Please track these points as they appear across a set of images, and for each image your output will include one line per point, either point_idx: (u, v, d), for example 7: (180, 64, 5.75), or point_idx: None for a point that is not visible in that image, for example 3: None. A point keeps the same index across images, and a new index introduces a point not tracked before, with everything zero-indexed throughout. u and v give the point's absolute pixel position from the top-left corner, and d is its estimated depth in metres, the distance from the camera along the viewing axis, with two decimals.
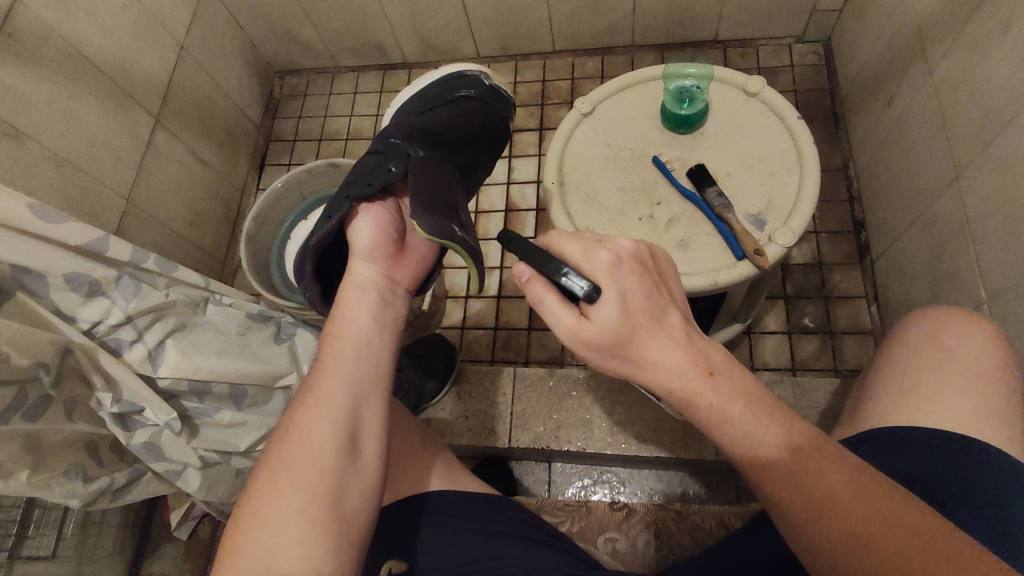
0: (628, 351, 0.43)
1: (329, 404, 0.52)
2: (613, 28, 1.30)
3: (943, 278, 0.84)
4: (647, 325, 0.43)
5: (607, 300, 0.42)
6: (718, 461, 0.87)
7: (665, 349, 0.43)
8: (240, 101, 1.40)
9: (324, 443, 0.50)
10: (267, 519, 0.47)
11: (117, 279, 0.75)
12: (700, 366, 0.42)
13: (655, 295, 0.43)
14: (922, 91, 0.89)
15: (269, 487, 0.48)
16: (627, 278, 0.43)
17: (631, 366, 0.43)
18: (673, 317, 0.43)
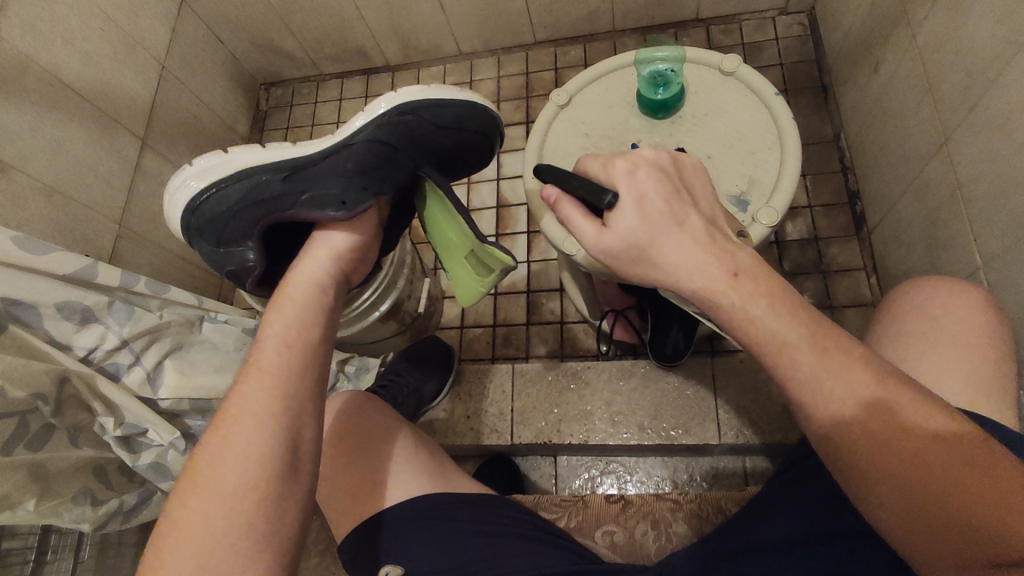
0: (649, 254, 0.47)
1: (256, 425, 0.51)
2: (593, 14, 1.29)
3: (938, 245, 0.83)
4: (666, 226, 0.46)
5: (625, 206, 0.48)
6: (722, 445, 0.87)
7: (686, 250, 0.45)
8: (226, 116, 1.40)
9: (247, 469, 0.49)
10: (183, 552, 0.46)
11: (111, 304, 0.76)
12: (720, 263, 0.44)
13: (673, 200, 0.47)
14: (905, 55, 0.88)
15: (192, 504, 0.48)
16: (642, 182, 0.48)
17: (653, 270, 0.47)
18: (693, 220, 0.47)
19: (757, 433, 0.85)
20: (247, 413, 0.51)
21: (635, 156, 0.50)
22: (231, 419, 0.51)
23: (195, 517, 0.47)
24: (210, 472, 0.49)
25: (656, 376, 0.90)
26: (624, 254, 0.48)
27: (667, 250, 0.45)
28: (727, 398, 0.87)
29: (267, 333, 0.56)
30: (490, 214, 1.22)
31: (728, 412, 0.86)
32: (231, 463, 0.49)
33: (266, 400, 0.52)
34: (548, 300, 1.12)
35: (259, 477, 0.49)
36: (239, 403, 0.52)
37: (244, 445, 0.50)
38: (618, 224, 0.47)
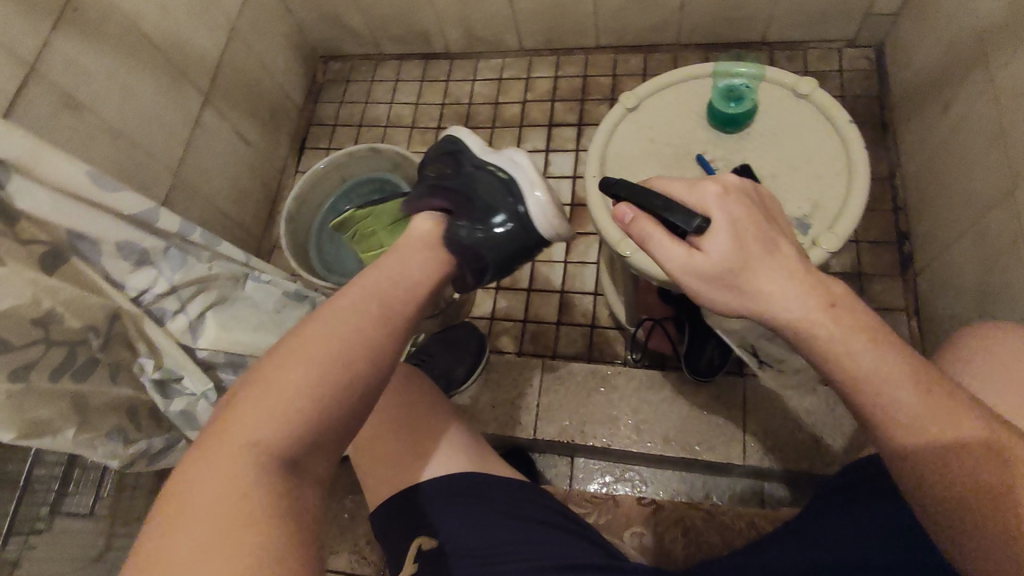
0: (743, 280, 0.46)
1: (326, 361, 0.49)
2: (659, 24, 1.29)
3: (991, 294, 0.82)
4: (759, 257, 0.46)
5: (717, 230, 0.48)
6: (744, 467, 0.86)
7: (780, 276, 0.46)
8: (285, 84, 1.42)
9: (273, 430, 0.45)
10: (223, 457, 0.43)
11: (166, 250, 0.78)
12: (818, 296, 0.45)
13: (764, 226, 0.48)
14: (980, 99, 0.87)
15: (243, 415, 0.46)
16: (736, 209, 0.48)
17: (743, 294, 0.47)
18: (784, 249, 0.47)
19: (782, 459, 0.84)
20: (288, 374, 0.47)
21: (721, 181, 0.50)
22: (307, 352, 0.49)
23: (203, 470, 0.42)
24: (271, 392, 0.46)
25: (686, 389, 0.90)
26: (708, 281, 0.48)
27: (763, 279, 0.46)
28: (755, 421, 0.87)
29: (335, 308, 0.52)
30: None
31: (755, 434, 0.86)
32: (259, 428, 0.45)
33: (313, 367, 0.48)
34: (582, 302, 1.12)
35: (280, 444, 0.45)
36: (284, 362, 0.48)
37: (277, 406, 0.46)
38: (712, 247, 0.47)
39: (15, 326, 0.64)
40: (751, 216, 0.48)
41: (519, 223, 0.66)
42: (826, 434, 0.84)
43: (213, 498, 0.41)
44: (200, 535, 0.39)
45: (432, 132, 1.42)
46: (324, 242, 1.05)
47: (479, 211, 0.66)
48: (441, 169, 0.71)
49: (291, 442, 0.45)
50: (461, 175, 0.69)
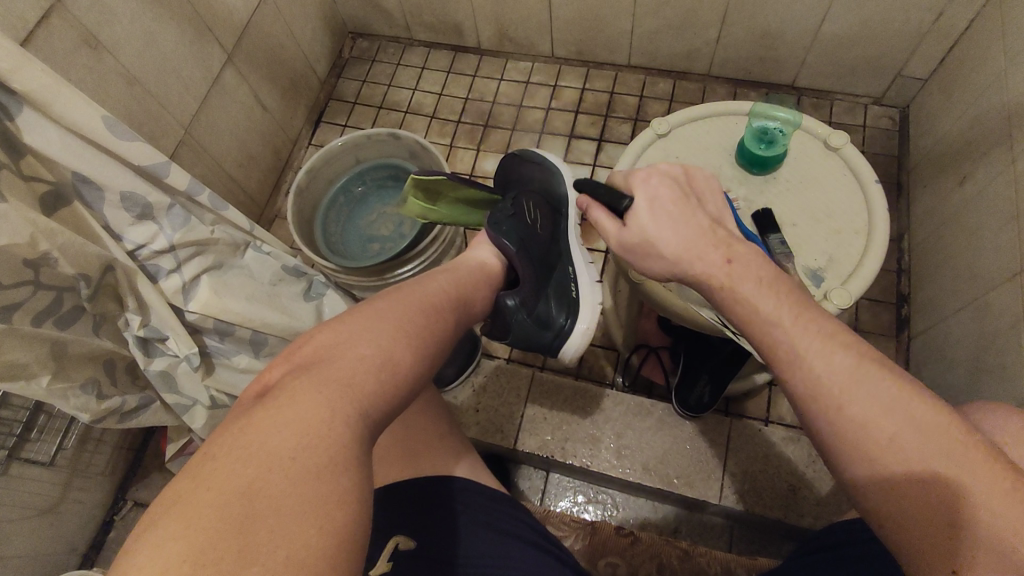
0: (656, 249, 0.55)
1: (406, 334, 0.49)
2: (692, 53, 1.29)
3: (984, 370, 0.82)
4: (669, 226, 0.54)
5: (639, 207, 0.56)
6: (718, 506, 0.86)
7: (686, 240, 0.53)
8: (310, 54, 1.40)
9: (371, 394, 0.43)
10: (305, 401, 0.40)
11: (170, 207, 0.75)
12: (721, 254, 0.51)
13: (684, 203, 0.55)
14: (1000, 177, 0.87)
15: (324, 366, 0.43)
16: (656, 188, 0.56)
17: (665, 262, 0.55)
18: (703, 219, 0.54)
19: (758, 503, 0.84)
20: (387, 346, 0.47)
21: (653, 166, 0.57)
22: (385, 321, 0.49)
23: (298, 410, 0.39)
24: (356, 348, 0.45)
25: (672, 420, 0.89)
26: (636, 249, 0.56)
27: (670, 244, 0.53)
28: (736, 461, 0.86)
29: (419, 302, 0.54)
30: None
31: (734, 475, 0.86)
32: (349, 378, 0.43)
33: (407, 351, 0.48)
34: None
35: (374, 411, 0.43)
36: (380, 332, 0.48)
37: (375, 371, 0.44)
38: (634, 221, 0.56)
39: (5, 265, 0.62)
40: (676, 192, 0.55)
41: (553, 333, 0.71)
42: (803, 485, 0.84)
43: (300, 439, 0.37)
44: (297, 470, 0.36)
45: (451, 125, 1.40)
46: (330, 219, 1.03)
47: (538, 298, 0.70)
48: (543, 231, 0.74)
49: (382, 414, 0.43)
50: (549, 254, 0.74)
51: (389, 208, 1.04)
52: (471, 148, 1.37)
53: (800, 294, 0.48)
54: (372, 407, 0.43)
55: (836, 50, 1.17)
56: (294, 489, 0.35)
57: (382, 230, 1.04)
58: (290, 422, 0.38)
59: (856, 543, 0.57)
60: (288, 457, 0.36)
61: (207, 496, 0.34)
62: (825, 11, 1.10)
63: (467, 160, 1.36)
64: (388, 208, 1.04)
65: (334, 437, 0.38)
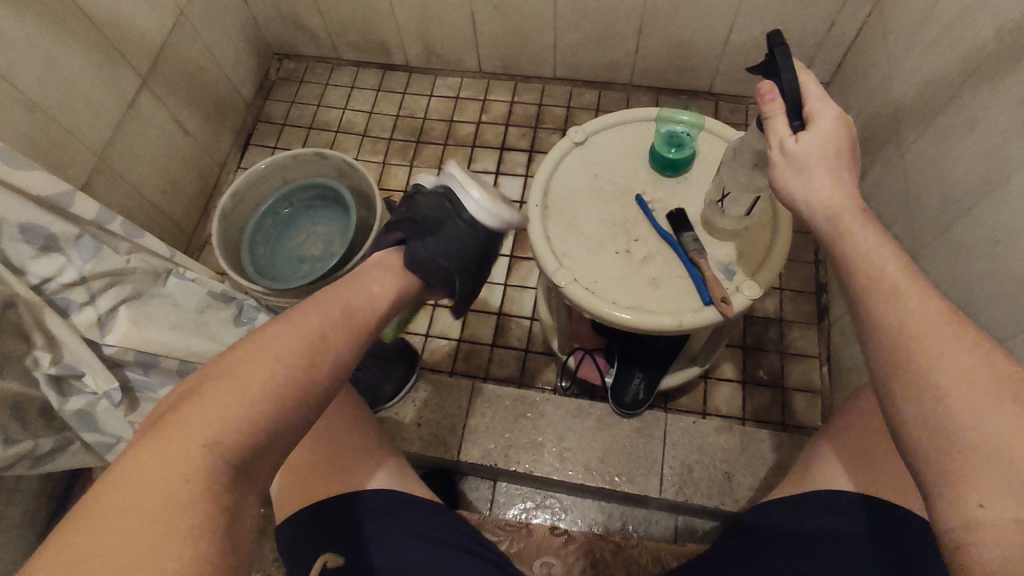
0: (802, 169, 0.54)
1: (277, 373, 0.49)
2: (614, 63, 1.34)
3: None
4: (829, 161, 0.53)
5: (819, 132, 0.54)
6: (660, 499, 0.88)
7: (832, 178, 0.53)
8: (234, 77, 1.38)
9: (221, 441, 0.44)
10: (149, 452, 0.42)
11: (78, 237, 0.72)
12: (852, 198, 0.52)
13: (846, 156, 0.54)
14: (892, 169, 0.94)
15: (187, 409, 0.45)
16: (835, 130, 0.54)
17: (794, 181, 0.54)
18: (850, 175, 0.54)
19: (697, 493, 0.87)
20: (244, 388, 0.47)
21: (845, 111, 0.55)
22: (263, 359, 0.49)
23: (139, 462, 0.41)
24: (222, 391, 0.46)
25: (610, 419, 0.91)
26: (798, 164, 0.54)
27: (821, 173, 0.53)
28: (674, 454, 0.89)
29: (319, 316, 0.54)
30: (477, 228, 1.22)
31: (672, 468, 0.88)
32: (199, 426, 0.44)
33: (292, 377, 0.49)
34: (518, 326, 1.10)
35: (218, 459, 0.43)
36: (249, 371, 0.48)
37: (237, 418, 0.45)
38: (810, 134, 0.54)
39: None
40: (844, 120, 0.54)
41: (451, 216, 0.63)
42: (738, 472, 0.87)
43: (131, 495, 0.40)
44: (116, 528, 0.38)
45: (383, 142, 1.41)
46: (257, 243, 1.01)
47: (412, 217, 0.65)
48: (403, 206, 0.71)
49: (229, 463, 0.44)
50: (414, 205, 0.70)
51: (320, 228, 1.03)
52: (404, 164, 1.38)
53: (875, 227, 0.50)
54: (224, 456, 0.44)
55: (746, 57, 1.24)
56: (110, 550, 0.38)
57: (311, 250, 1.01)
58: (129, 475, 0.41)
59: (783, 531, 0.59)
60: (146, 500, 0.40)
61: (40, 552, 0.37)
62: (732, 20, 1.16)
63: (400, 176, 1.36)
64: (319, 228, 1.03)
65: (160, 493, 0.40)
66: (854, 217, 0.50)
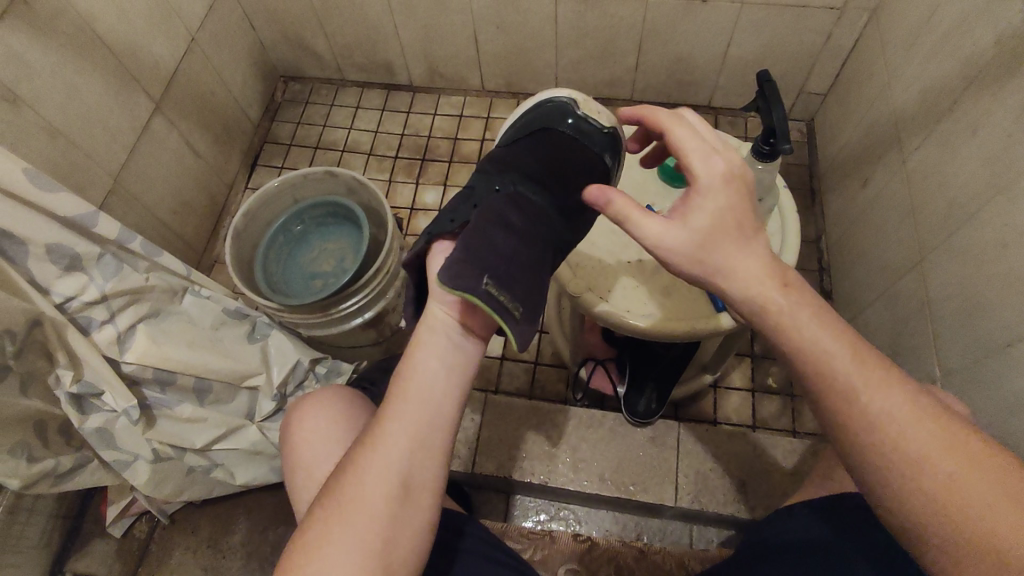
0: (706, 261, 0.49)
1: (375, 492, 0.48)
2: (615, 80, 1.37)
3: (902, 352, 0.89)
4: (727, 240, 0.49)
5: (698, 210, 0.49)
6: (675, 508, 0.89)
7: (743, 259, 0.48)
8: (242, 99, 1.40)
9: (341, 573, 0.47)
10: None
11: (100, 256, 0.73)
12: (772, 279, 0.47)
13: (744, 220, 0.49)
14: (893, 178, 0.96)
15: (310, 541, 0.48)
16: (712, 196, 0.49)
17: (710, 274, 0.49)
18: (760, 245, 0.49)
19: (712, 501, 0.87)
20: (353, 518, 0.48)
21: (723, 161, 0.50)
22: (365, 478, 0.49)
23: None
24: (335, 518, 0.48)
25: (623, 428, 0.92)
26: (688, 250, 0.50)
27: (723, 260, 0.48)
28: (689, 463, 0.89)
29: (402, 405, 0.50)
30: None
31: (687, 477, 0.88)
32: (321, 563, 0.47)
33: (392, 493, 0.49)
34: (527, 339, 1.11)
35: None
36: (355, 497, 0.49)
37: (351, 550, 0.47)
38: (698, 218, 0.49)
39: None
40: (730, 177, 0.50)
41: None
42: (753, 479, 0.87)
43: None
44: None
45: (389, 161, 1.44)
46: (269, 259, 1.00)
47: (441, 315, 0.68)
48: None
49: None
50: None
51: (331, 243, 1.03)
52: (410, 182, 1.40)
53: (797, 291, 0.47)
54: None
55: (744, 71, 1.27)
56: None
57: (324, 266, 1.02)
58: None
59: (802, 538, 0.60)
60: None
61: None
62: (729, 36, 1.19)
63: (407, 194, 1.39)
64: (330, 242, 1.03)
65: None
66: (778, 298, 0.46)
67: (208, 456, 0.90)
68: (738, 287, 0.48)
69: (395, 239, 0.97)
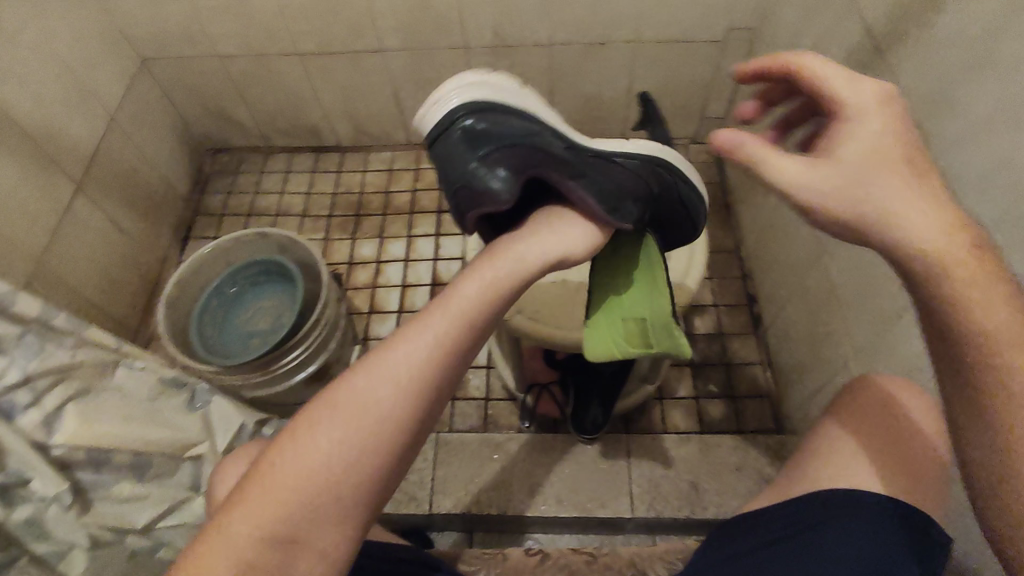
0: (867, 207, 0.45)
1: (372, 418, 0.47)
2: None
3: (819, 340, 0.95)
4: (893, 180, 0.44)
5: (854, 147, 0.46)
6: (634, 520, 0.90)
7: (918, 211, 0.43)
8: (169, 174, 1.41)
9: (310, 493, 0.45)
10: (258, 490, 0.45)
11: (21, 336, 0.72)
12: (955, 236, 0.41)
13: (915, 162, 0.45)
14: None
15: (297, 436, 0.46)
16: (878, 132, 0.46)
17: (870, 219, 0.44)
18: (933, 190, 0.44)
19: (667, 507, 0.89)
20: (344, 436, 0.46)
21: (884, 94, 0.47)
22: (365, 400, 0.47)
23: (249, 497, 0.44)
24: (321, 430, 0.46)
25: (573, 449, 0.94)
26: (845, 192, 0.46)
27: (896, 209, 0.43)
28: (641, 473, 0.91)
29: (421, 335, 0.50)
30: (423, 292, 1.35)
31: (640, 486, 0.90)
32: (297, 467, 0.45)
33: (368, 434, 0.47)
34: (475, 375, 1.13)
35: (295, 519, 0.44)
36: (352, 416, 0.47)
37: (329, 476, 0.45)
38: (852, 151, 0.46)
39: None
40: (887, 103, 0.47)
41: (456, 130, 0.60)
42: (702, 480, 0.90)
43: (230, 551, 0.43)
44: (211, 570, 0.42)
45: (324, 220, 1.46)
46: (206, 323, 1.00)
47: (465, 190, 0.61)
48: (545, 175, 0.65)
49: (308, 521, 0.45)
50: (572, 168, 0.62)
51: (269, 301, 1.03)
52: (346, 238, 1.43)
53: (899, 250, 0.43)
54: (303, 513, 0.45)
55: None
56: None
57: (263, 326, 1.02)
58: (248, 507, 0.44)
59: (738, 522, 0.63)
60: (259, 531, 0.43)
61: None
62: (629, 73, 1.30)
63: (345, 249, 1.41)
64: (268, 301, 1.03)
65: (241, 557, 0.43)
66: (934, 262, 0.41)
67: (154, 539, 0.82)
68: (857, 209, 0.45)
69: (330, 290, 0.98)
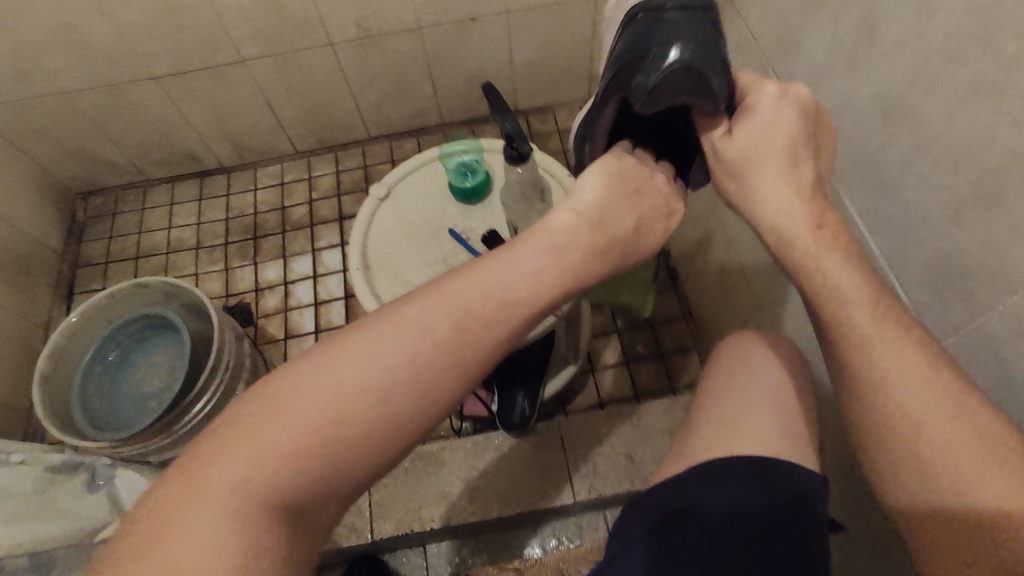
0: (750, 173, 0.48)
1: (434, 349, 0.41)
2: (421, 110, 1.40)
3: (728, 289, 0.96)
4: (776, 159, 0.46)
5: (756, 119, 0.47)
6: (578, 504, 0.90)
7: (779, 188, 0.46)
8: (33, 231, 1.28)
9: (354, 425, 0.39)
10: (305, 396, 0.38)
11: None
12: (809, 214, 0.46)
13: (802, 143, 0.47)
14: None
15: (345, 351, 0.40)
16: (784, 112, 0.47)
17: (743, 194, 0.48)
18: (806, 168, 0.47)
19: (607, 484, 0.89)
20: (393, 358, 0.40)
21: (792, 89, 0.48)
22: (425, 326, 0.41)
23: (290, 403, 0.38)
24: (377, 346, 0.40)
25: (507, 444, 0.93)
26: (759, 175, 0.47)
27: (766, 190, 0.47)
28: (577, 456, 0.90)
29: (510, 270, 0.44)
30: (339, 305, 1.29)
31: (578, 469, 0.90)
32: (338, 386, 0.39)
33: (432, 364, 0.40)
34: None
35: (338, 443, 0.38)
36: (415, 339, 0.40)
37: (368, 404, 0.39)
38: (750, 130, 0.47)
39: None
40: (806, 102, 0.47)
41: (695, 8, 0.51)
42: (637, 450, 0.90)
43: (263, 460, 0.37)
44: (245, 475, 0.37)
45: (220, 248, 1.37)
46: (90, 394, 0.91)
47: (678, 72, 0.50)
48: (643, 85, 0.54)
49: (345, 457, 0.39)
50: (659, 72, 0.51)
51: (159, 355, 0.96)
52: (248, 263, 1.35)
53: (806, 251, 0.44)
54: (340, 440, 0.38)
55: (534, 73, 1.34)
56: (212, 500, 0.36)
57: (157, 384, 0.94)
58: (278, 418, 0.38)
59: None
60: (287, 448, 0.37)
61: (176, 488, 0.37)
62: (507, 45, 1.25)
63: (248, 276, 1.33)
64: (158, 356, 0.96)
65: (266, 467, 0.37)
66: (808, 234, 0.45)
67: None
68: (745, 190, 0.48)
69: (223, 333, 0.92)
